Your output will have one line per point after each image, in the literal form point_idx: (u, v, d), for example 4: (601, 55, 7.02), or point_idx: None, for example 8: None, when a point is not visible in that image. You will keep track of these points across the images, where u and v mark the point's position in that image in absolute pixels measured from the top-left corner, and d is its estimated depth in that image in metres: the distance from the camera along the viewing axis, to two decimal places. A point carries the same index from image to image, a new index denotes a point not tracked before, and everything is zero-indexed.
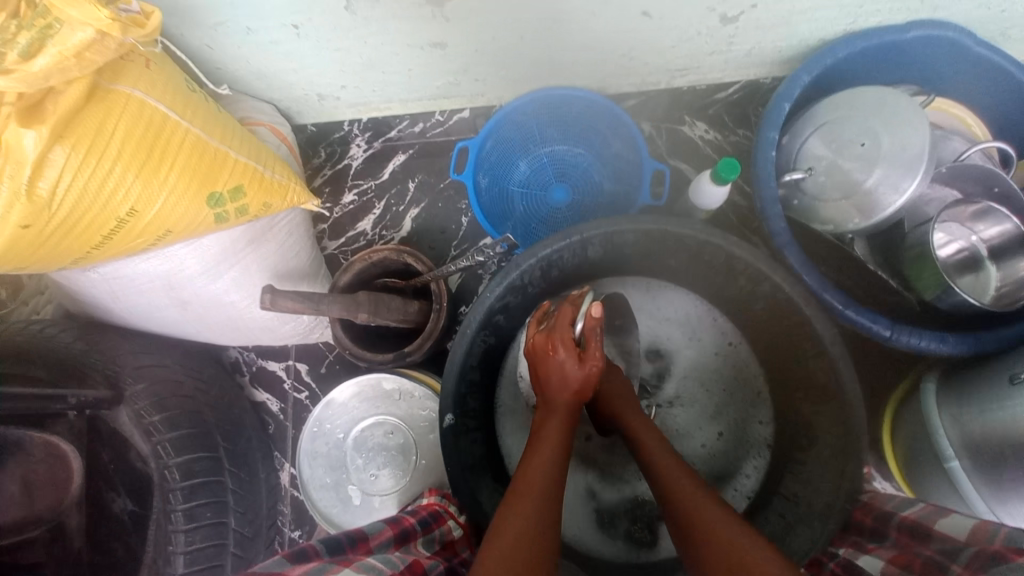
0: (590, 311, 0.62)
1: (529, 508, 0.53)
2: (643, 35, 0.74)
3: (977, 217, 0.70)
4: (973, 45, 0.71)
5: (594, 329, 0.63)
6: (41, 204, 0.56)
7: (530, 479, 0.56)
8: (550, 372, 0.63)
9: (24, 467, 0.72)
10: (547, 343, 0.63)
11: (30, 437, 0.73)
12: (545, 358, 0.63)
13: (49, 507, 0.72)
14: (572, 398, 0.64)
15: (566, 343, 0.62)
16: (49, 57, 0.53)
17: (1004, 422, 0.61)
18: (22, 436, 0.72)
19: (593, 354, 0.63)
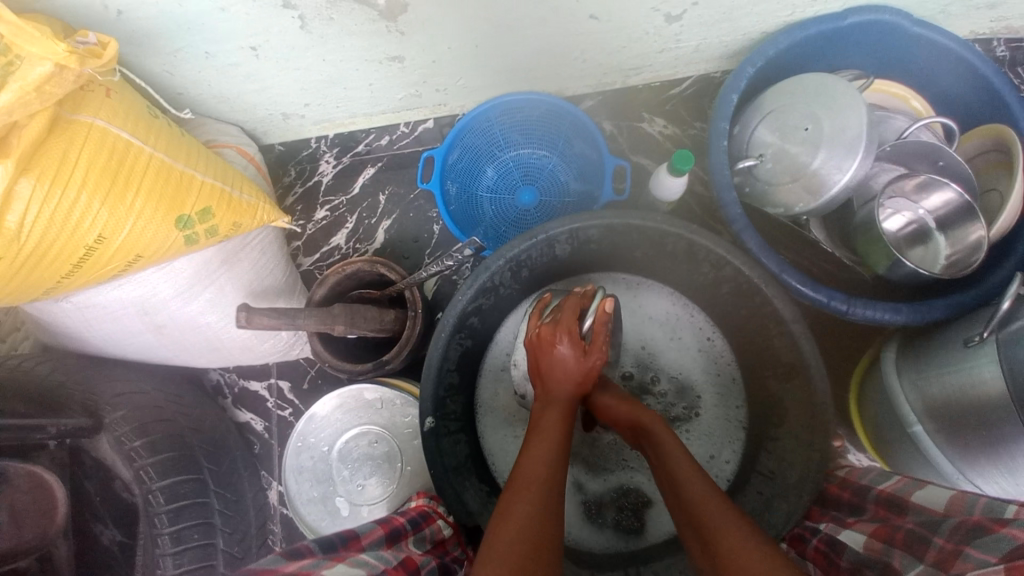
0: (600, 306, 0.66)
1: (534, 499, 0.54)
2: (594, 37, 0.76)
3: (920, 190, 0.73)
4: (908, 26, 0.74)
5: (603, 323, 0.66)
6: (9, 236, 0.57)
7: (533, 471, 0.57)
8: (552, 364, 0.66)
9: (8, 500, 0.71)
10: (552, 336, 0.66)
11: (14, 468, 0.72)
12: (549, 350, 0.66)
13: (36, 536, 0.71)
14: (574, 390, 0.65)
15: (571, 336, 0.65)
16: (11, 93, 0.53)
17: (960, 384, 0.64)
18: (5, 467, 0.71)
19: (597, 347, 0.66)
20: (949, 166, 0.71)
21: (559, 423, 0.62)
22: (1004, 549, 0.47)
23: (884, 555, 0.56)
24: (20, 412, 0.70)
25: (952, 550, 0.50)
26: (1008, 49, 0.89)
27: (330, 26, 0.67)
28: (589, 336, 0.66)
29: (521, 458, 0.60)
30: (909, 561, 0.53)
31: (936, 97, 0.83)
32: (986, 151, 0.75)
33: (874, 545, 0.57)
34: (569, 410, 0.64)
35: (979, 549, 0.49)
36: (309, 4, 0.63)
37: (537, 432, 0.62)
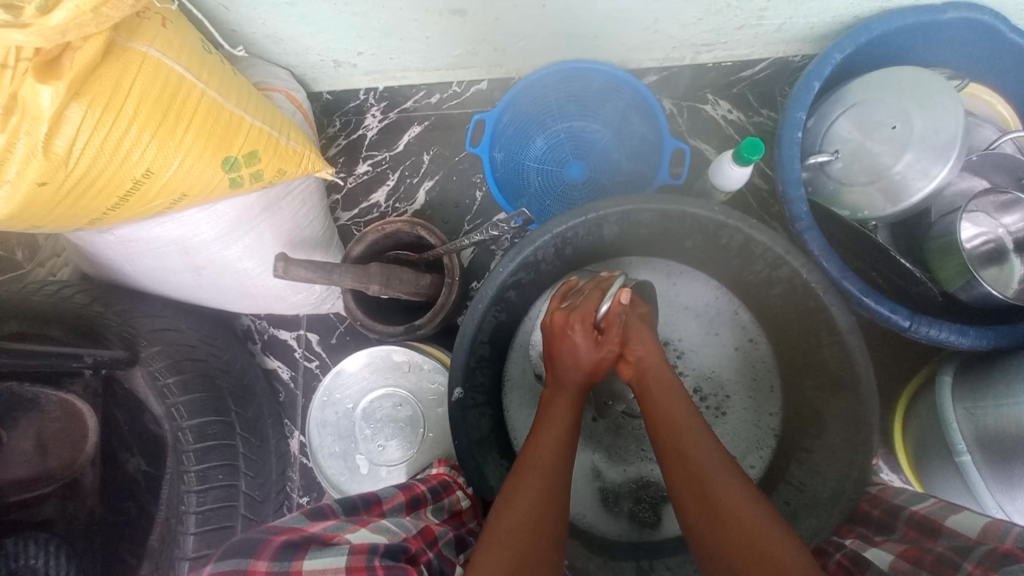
0: (617, 295, 0.61)
1: (538, 483, 0.55)
2: (670, 7, 0.71)
3: (1004, 207, 0.67)
4: (1006, 31, 0.67)
5: (618, 312, 0.62)
6: (58, 161, 0.55)
7: (540, 458, 0.57)
8: (563, 352, 0.63)
9: (39, 424, 0.73)
10: (564, 324, 0.62)
11: (46, 395, 0.73)
12: (560, 337, 0.63)
13: (63, 464, 0.73)
14: (583, 378, 0.63)
15: (584, 324, 0.61)
16: (67, 11, 0.51)
17: (1018, 419, 0.61)
18: (37, 394, 0.73)
19: (609, 334, 0.62)
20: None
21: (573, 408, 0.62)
22: None
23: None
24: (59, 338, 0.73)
25: None
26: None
27: None
28: (603, 325, 0.62)
29: (531, 442, 0.60)
30: None
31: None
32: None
33: (901, 567, 0.53)
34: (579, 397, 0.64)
35: None
36: None
37: (547, 417, 0.62)
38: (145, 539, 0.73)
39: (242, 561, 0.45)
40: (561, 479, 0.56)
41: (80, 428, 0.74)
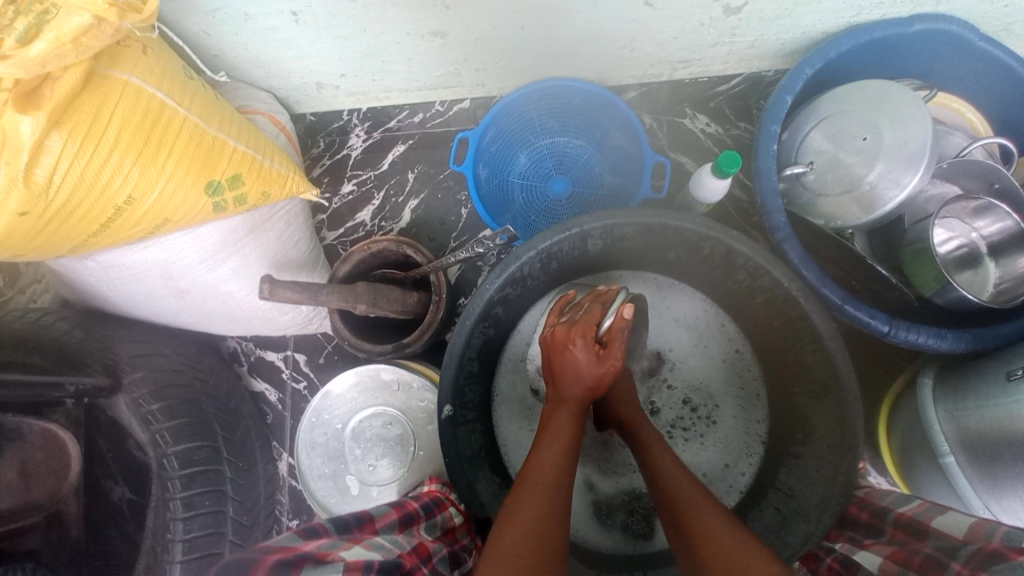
0: (621, 310, 0.61)
1: (538, 501, 0.54)
2: (647, 26, 0.73)
3: (977, 212, 0.69)
4: (976, 40, 0.70)
5: (621, 328, 0.62)
6: (38, 191, 0.55)
7: (539, 475, 0.56)
8: (564, 366, 0.62)
9: (21, 454, 0.71)
10: (566, 337, 0.62)
11: (28, 425, 0.73)
12: (562, 351, 0.62)
13: (47, 494, 0.71)
14: (585, 394, 0.63)
15: (586, 337, 0.61)
16: (47, 42, 0.50)
17: (1000, 418, 0.61)
18: (20, 423, 0.72)
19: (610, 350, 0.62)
20: (1004, 189, 0.66)
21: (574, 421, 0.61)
22: None
23: None
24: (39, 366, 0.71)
25: None
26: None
27: None
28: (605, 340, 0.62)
29: (533, 457, 0.59)
30: None
31: (1000, 115, 0.78)
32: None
33: (890, 568, 0.54)
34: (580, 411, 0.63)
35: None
36: None
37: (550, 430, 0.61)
38: (128, 571, 0.72)
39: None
40: (561, 497, 0.55)
41: (64, 455, 0.72)
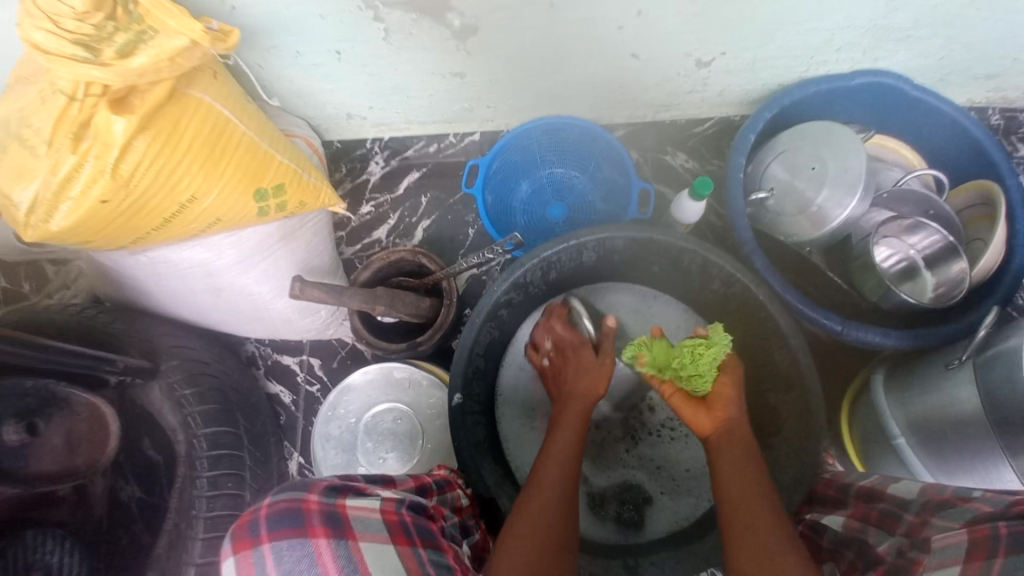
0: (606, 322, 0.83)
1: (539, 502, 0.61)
2: (632, 73, 0.87)
3: (910, 230, 0.82)
4: (910, 90, 0.84)
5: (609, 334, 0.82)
6: (120, 183, 0.65)
7: (549, 470, 0.65)
8: (568, 379, 0.78)
9: (67, 425, 0.76)
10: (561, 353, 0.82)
11: (77, 397, 0.77)
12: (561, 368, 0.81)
13: (86, 464, 0.77)
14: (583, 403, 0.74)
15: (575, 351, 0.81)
16: (148, 57, 0.61)
17: (942, 403, 0.71)
18: (69, 394, 0.76)
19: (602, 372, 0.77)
20: (938, 215, 0.79)
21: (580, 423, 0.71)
22: (965, 517, 0.52)
23: (860, 532, 0.60)
24: (86, 341, 0.77)
25: (921, 521, 0.55)
26: (1003, 118, 1.00)
27: (408, 39, 0.78)
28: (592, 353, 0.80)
29: (544, 453, 0.68)
30: (881, 536, 0.57)
31: (932, 158, 0.92)
32: (979, 204, 0.81)
33: (853, 524, 0.62)
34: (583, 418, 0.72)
35: (944, 517, 0.53)
36: (394, 20, 0.74)
37: (559, 425, 0.72)
38: (150, 547, 0.76)
39: (301, 490, 0.57)
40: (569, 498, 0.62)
41: (104, 431, 0.79)
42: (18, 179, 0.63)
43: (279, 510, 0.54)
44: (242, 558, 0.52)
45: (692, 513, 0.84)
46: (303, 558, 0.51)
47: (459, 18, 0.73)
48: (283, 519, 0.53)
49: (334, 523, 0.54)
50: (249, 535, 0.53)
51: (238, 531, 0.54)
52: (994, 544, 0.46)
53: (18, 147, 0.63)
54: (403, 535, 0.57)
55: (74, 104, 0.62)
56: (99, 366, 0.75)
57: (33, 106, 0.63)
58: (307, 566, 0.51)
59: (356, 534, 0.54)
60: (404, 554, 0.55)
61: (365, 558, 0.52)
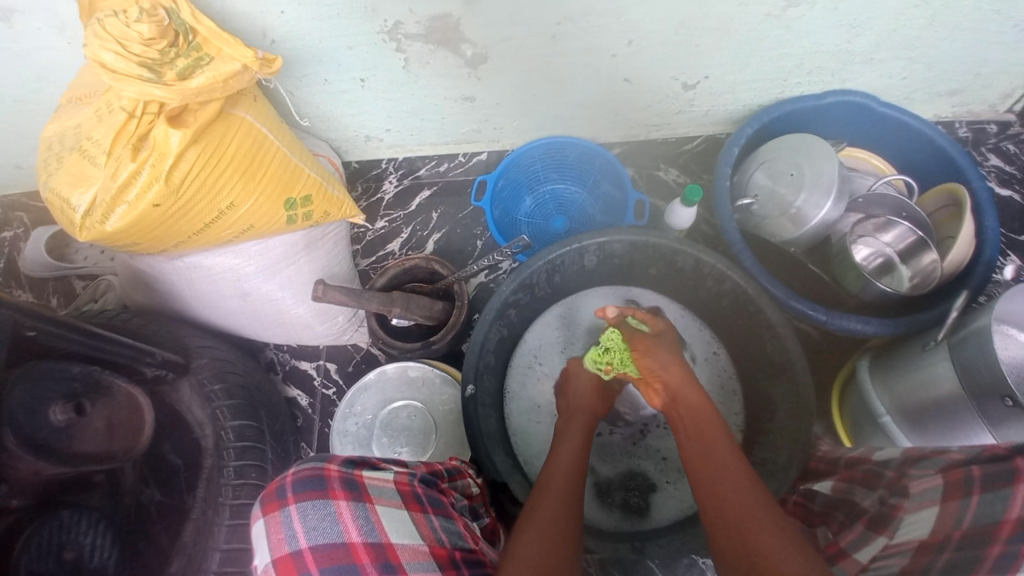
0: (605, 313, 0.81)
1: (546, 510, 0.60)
2: (625, 96, 0.97)
3: (882, 228, 0.90)
4: (877, 106, 0.93)
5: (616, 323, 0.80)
6: (171, 189, 0.72)
7: (550, 486, 0.63)
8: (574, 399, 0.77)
9: (108, 410, 0.82)
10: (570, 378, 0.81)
11: (117, 385, 0.83)
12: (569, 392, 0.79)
13: (123, 449, 0.82)
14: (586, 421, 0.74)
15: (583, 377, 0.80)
16: (205, 79, 0.69)
17: (921, 381, 0.77)
18: (112, 382, 0.83)
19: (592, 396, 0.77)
20: (910, 217, 0.87)
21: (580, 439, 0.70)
22: (938, 464, 0.57)
23: (848, 492, 0.66)
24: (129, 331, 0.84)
25: (899, 472, 0.60)
26: (969, 131, 1.09)
27: (425, 68, 0.87)
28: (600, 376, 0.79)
29: (549, 466, 0.67)
30: (865, 491, 0.63)
31: (904, 166, 1.01)
32: (950, 204, 0.89)
33: (840, 486, 0.68)
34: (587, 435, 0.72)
35: (919, 467, 0.59)
36: (414, 51, 0.83)
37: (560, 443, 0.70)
38: (180, 531, 0.80)
39: (319, 462, 0.59)
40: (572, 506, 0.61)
41: (141, 419, 0.84)
42: (78, 185, 0.70)
43: (302, 476, 0.56)
44: (270, 521, 0.55)
45: (697, 502, 0.87)
46: (327, 517, 0.54)
47: (471, 48, 0.83)
48: (307, 483, 0.56)
49: (352, 487, 0.56)
50: (274, 498, 0.56)
51: (264, 496, 0.57)
52: (968, 484, 0.51)
53: (80, 157, 0.71)
54: (416, 502, 0.58)
55: (132, 121, 0.70)
56: (140, 358, 0.80)
57: (92, 121, 0.72)
58: (330, 525, 0.54)
59: (373, 498, 0.56)
60: (418, 520, 0.57)
61: (382, 519, 0.55)
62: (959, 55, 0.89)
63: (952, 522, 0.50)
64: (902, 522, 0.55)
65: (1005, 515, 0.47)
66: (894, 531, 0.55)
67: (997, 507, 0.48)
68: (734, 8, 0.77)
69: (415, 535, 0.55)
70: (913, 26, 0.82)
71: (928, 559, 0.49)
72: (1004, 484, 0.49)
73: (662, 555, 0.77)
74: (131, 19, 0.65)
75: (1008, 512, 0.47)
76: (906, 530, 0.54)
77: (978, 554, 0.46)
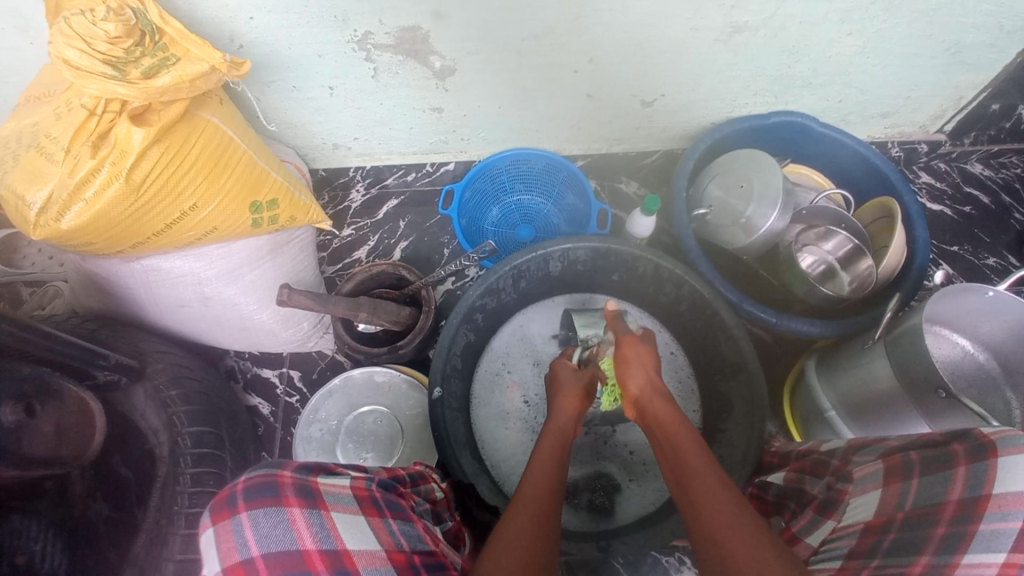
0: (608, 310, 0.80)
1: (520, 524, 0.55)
2: (587, 111, 1.01)
3: (823, 237, 0.98)
4: (816, 126, 1.00)
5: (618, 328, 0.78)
6: (132, 188, 0.71)
7: (523, 499, 0.58)
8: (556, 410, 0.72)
9: (56, 414, 0.76)
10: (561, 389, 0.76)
11: (67, 389, 0.79)
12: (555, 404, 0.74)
13: (72, 455, 0.77)
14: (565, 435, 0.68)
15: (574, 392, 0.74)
16: (171, 78, 0.69)
17: (862, 376, 0.82)
18: (61, 385, 0.78)
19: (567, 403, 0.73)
20: (849, 229, 0.93)
21: (553, 453, 0.65)
22: (876, 450, 0.60)
23: (799, 482, 0.69)
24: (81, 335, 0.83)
25: (844, 461, 0.63)
26: (902, 150, 1.18)
27: (394, 78, 0.89)
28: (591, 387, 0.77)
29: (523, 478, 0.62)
30: (815, 481, 0.66)
31: (843, 181, 1.08)
32: (883, 217, 0.95)
33: (792, 476, 0.71)
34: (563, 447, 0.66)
35: (861, 455, 0.62)
36: (383, 60, 0.85)
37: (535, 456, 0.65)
38: (129, 546, 0.78)
39: (269, 466, 0.52)
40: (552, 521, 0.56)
41: (90, 425, 0.79)
42: (33, 183, 0.69)
43: (254, 483, 0.49)
44: (217, 531, 0.47)
45: (659, 498, 0.90)
46: (280, 525, 0.47)
47: (439, 60, 0.86)
48: (257, 489, 0.48)
49: (307, 494, 0.50)
50: (223, 506, 0.48)
51: (212, 505, 0.49)
52: (908, 467, 0.54)
53: (37, 154, 0.69)
54: (373, 507, 0.53)
55: (93, 118, 0.69)
56: (94, 360, 0.77)
57: (50, 119, 0.70)
58: (283, 532, 0.47)
59: (329, 505, 0.51)
60: (375, 525, 0.52)
61: (338, 526, 0.49)
62: (890, 79, 0.97)
63: (896, 504, 0.53)
64: (849, 506, 0.58)
65: (946, 496, 0.49)
66: (841, 514, 0.58)
67: (937, 488, 0.50)
68: (686, 31, 0.82)
69: (373, 540, 0.51)
70: (847, 53, 0.90)
71: (873, 540, 0.52)
72: (944, 466, 0.51)
73: (627, 552, 0.78)
74: (97, 17, 0.64)
75: (949, 493, 0.49)
76: (853, 513, 0.57)
77: (925, 535, 0.49)
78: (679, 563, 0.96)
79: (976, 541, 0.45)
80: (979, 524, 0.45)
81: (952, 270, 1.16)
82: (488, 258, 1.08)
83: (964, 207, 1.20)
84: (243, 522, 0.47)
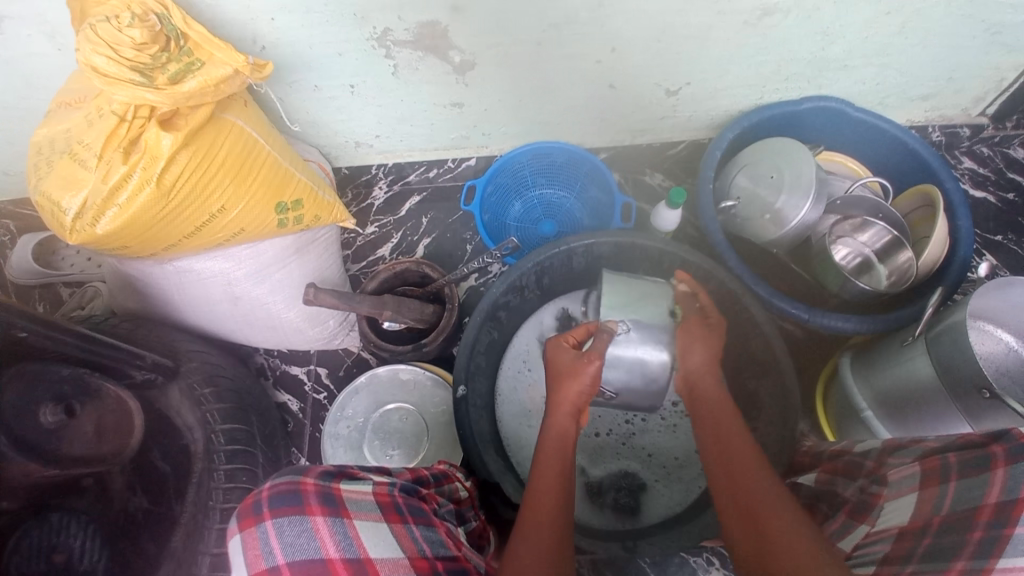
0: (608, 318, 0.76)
1: (541, 537, 0.56)
2: (610, 102, 0.99)
3: (860, 229, 0.94)
4: (852, 112, 0.95)
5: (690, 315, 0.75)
6: (162, 192, 0.73)
7: (543, 500, 0.59)
8: (567, 393, 0.67)
9: (97, 414, 0.83)
10: (571, 363, 0.68)
11: (106, 389, 0.84)
12: (568, 377, 0.68)
13: (113, 452, 0.84)
14: (575, 411, 0.67)
15: (594, 368, 0.68)
16: (197, 83, 0.71)
17: (901, 376, 0.79)
18: (100, 386, 0.84)
19: (572, 396, 0.67)
20: (887, 219, 0.90)
21: (563, 457, 0.63)
22: (914, 453, 0.57)
23: (831, 484, 0.67)
24: (119, 333, 0.85)
25: (878, 462, 0.61)
26: (943, 135, 1.12)
27: (413, 74, 0.89)
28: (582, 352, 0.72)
29: (534, 472, 0.63)
30: (847, 483, 0.64)
31: (880, 169, 1.04)
32: (923, 206, 0.91)
33: (825, 478, 0.69)
34: (569, 434, 0.66)
35: (896, 457, 0.59)
36: (403, 57, 0.84)
37: (544, 452, 0.64)
38: (168, 540, 0.81)
39: (293, 474, 0.53)
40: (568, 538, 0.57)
41: (129, 422, 0.85)
42: (68, 189, 0.71)
43: (278, 491, 0.51)
44: (245, 538, 0.49)
45: (686, 498, 0.89)
46: (304, 534, 0.49)
47: (458, 55, 0.85)
48: (282, 498, 0.50)
49: (331, 503, 0.51)
50: (250, 513, 0.50)
51: (240, 511, 0.51)
52: (945, 470, 0.52)
53: (71, 160, 0.71)
54: (395, 514, 0.54)
55: (124, 125, 0.70)
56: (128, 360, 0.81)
57: (82, 126, 0.72)
58: (307, 541, 0.48)
59: (352, 513, 0.51)
60: (397, 532, 0.52)
61: (361, 534, 0.50)
62: (930, 61, 0.93)
63: (931, 508, 0.50)
64: (883, 510, 0.56)
65: (983, 500, 0.47)
66: (875, 518, 0.56)
67: (975, 492, 0.48)
68: (711, 17, 0.79)
69: (395, 547, 0.51)
70: (884, 34, 0.86)
71: (908, 544, 0.50)
72: (980, 470, 0.49)
73: (655, 553, 0.77)
74: (122, 24, 0.65)
75: (985, 497, 0.47)
76: (887, 518, 0.54)
77: (960, 539, 0.46)
78: (707, 563, 0.95)
79: (1011, 546, 0.43)
80: (1015, 528, 0.43)
81: (996, 260, 1.10)
82: (511, 254, 1.08)
83: (1009, 193, 1.14)
84: (268, 530, 0.49)
